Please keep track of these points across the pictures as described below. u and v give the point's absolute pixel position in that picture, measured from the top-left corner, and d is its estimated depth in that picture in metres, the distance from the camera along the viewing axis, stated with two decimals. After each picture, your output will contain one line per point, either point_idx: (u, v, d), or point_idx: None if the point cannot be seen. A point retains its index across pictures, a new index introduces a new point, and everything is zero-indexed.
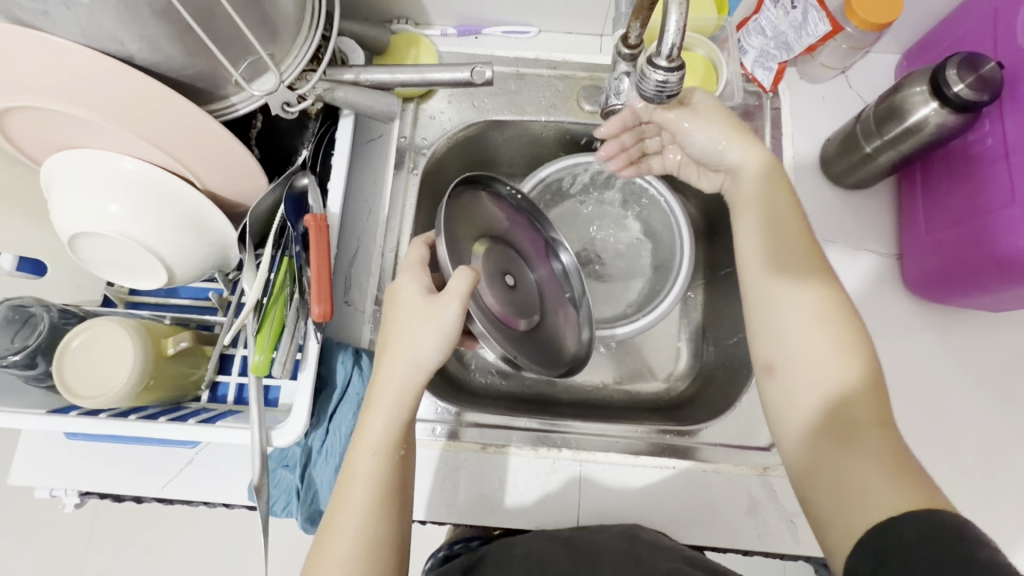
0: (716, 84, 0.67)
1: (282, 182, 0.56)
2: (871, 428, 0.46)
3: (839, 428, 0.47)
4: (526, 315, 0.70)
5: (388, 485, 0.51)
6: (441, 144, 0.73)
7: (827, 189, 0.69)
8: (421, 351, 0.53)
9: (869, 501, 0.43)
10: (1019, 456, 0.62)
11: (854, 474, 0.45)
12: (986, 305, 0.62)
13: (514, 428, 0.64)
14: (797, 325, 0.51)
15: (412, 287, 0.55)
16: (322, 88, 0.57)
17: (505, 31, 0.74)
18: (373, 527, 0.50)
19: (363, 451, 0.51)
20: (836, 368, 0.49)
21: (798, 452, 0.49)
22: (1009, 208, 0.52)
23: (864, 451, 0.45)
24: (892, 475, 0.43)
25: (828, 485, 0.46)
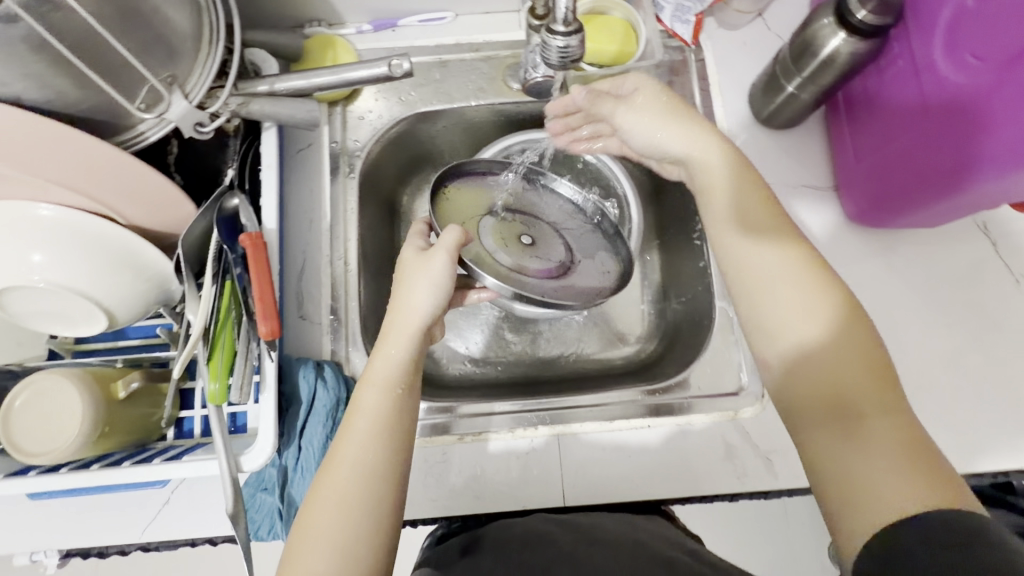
0: (636, 44, 0.67)
1: (210, 206, 0.55)
2: (879, 412, 0.43)
3: (838, 411, 0.44)
4: (558, 258, 0.72)
5: (390, 432, 0.51)
6: (374, 145, 0.72)
7: (760, 133, 0.70)
8: (416, 298, 0.57)
9: (874, 497, 0.40)
10: (969, 361, 0.65)
11: (861, 468, 0.42)
12: (924, 222, 0.64)
13: (495, 413, 0.64)
14: (785, 304, 0.48)
15: (409, 249, 0.61)
16: (236, 103, 0.55)
17: (421, 20, 0.73)
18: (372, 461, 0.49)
19: (370, 386, 0.53)
20: (834, 357, 0.46)
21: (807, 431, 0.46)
22: (924, 126, 0.54)
23: (876, 442, 0.42)
24: (913, 474, 0.40)
25: (841, 478, 0.42)
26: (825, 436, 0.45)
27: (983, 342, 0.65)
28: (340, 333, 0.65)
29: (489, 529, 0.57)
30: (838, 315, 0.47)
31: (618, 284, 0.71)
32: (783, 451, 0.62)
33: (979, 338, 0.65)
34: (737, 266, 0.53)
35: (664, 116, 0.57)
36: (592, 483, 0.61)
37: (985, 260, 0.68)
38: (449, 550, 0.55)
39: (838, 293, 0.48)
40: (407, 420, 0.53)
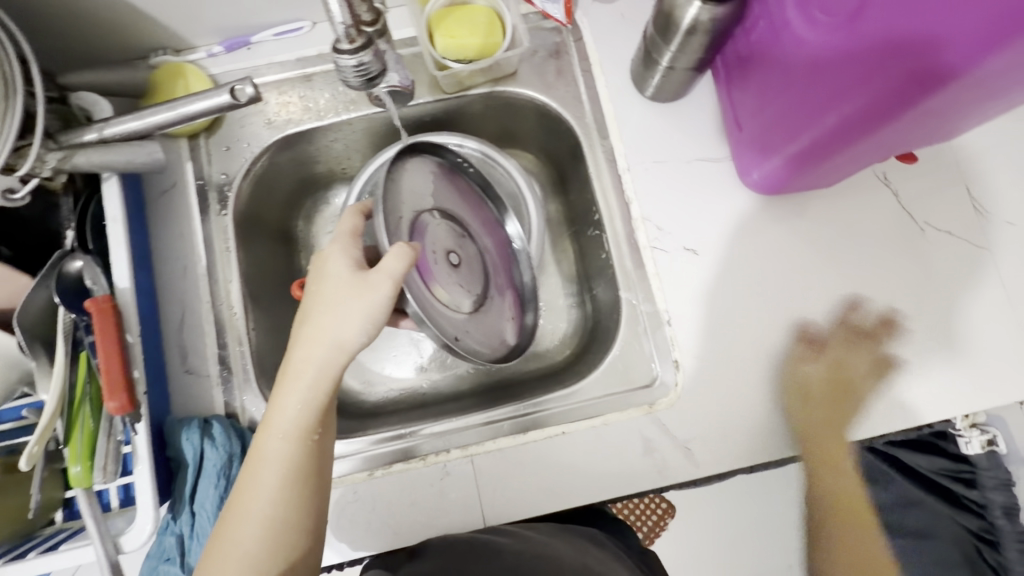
0: (502, 32, 0.63)
1: (46, 274, 0.50)
2: None
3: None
4: (473, 290, 0.66)
5: (301, 486, 0.50)
6: (246, 175, 0.67)
7: (649, 109, 0.67)
8: (344, 332, 0.52)
9: None
10: (881, 320, 0.63)
11: None
12: (820, 180, 0.62)
13: (475, 424, 0.64)
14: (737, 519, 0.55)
15: (340, 262, 0.55)
16: (56, 159, 0.50)
17: (276, 34, 0.68)
18: (275, 511, 0.49)
19: (275, 429, 0.51)
20: None
21: None
22: (794, 89, 0.51)
23: None
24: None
25: None
26: None
27: (894, 299, 0.64)
28: (232, 382, 0.62)
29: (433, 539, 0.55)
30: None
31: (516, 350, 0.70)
32: (701, 438, 0.60)
33: (890, 295, 0.64)
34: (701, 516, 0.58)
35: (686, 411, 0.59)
36: (514, 501, 0.59)
37: (889, 213, 0.66)
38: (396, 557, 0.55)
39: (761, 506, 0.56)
40: (314, 466, 0.51)
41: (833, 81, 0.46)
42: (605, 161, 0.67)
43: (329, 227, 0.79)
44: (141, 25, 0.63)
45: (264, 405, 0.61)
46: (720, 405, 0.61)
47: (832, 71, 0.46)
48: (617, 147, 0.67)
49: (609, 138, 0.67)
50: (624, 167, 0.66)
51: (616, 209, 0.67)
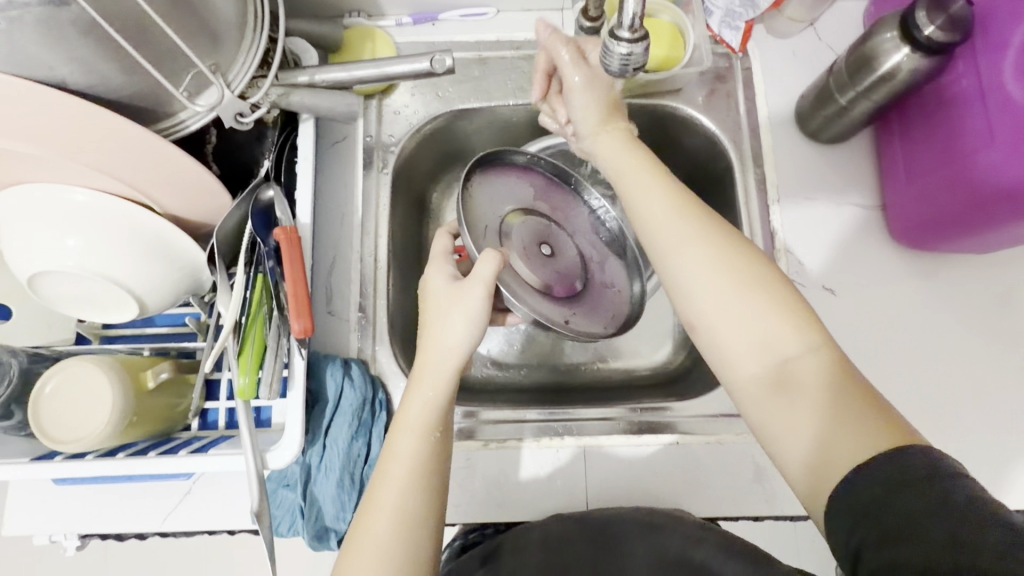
0: (684, 49, 0.65)
1: (247, 197, 0.54)
2: (811, 363, 0.40)
3: (776, 372, 0.41)
4: (575, 279, 0.66)
5: (431, 489, 0.45)
6: (409, 140, 0.71)
7: (806, 145, 0.68)
8: (453, 336, 0.49)
9: (834, 450, 0.37)
10: (1010, 398, 0.62)
11: (827, 431, 0.37)
12: (978, 247, 0.61)
13: (525, 421, 0.63)
14: (738, 323, 0.42)
15: (440, 277, 0.53)
16: (276, 94, 0.54)
17: (462, 15, 0.71)
18: (408, 516, 0.43)
19: (405, 426, 0.46)
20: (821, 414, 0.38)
21: (792, 450, 0.39)
22: (984, 150, 0.52)
23: (836, 416, 0.38)
24: (855, 410, 0.37)
25: (815, 458, 0.38)
26: (789, 415, 0.40)
27: None
28: (367, 331, 0.64)
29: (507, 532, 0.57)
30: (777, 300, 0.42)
31: (627, 323, 0.67)
32: None
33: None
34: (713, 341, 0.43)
35: (682, 225, 0.45)
36: (613, 495, 0.61)
37: None
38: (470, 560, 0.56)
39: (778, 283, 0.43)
40: (441, 467, 0.46)
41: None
42: (756, 187, 0.67)
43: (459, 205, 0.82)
44: None
45: (394, 359, 0.64)
46: None
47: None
48: (770, 176, 0.67)
49: (763, 166, 0.68)
50: (773, 199, 0.67)
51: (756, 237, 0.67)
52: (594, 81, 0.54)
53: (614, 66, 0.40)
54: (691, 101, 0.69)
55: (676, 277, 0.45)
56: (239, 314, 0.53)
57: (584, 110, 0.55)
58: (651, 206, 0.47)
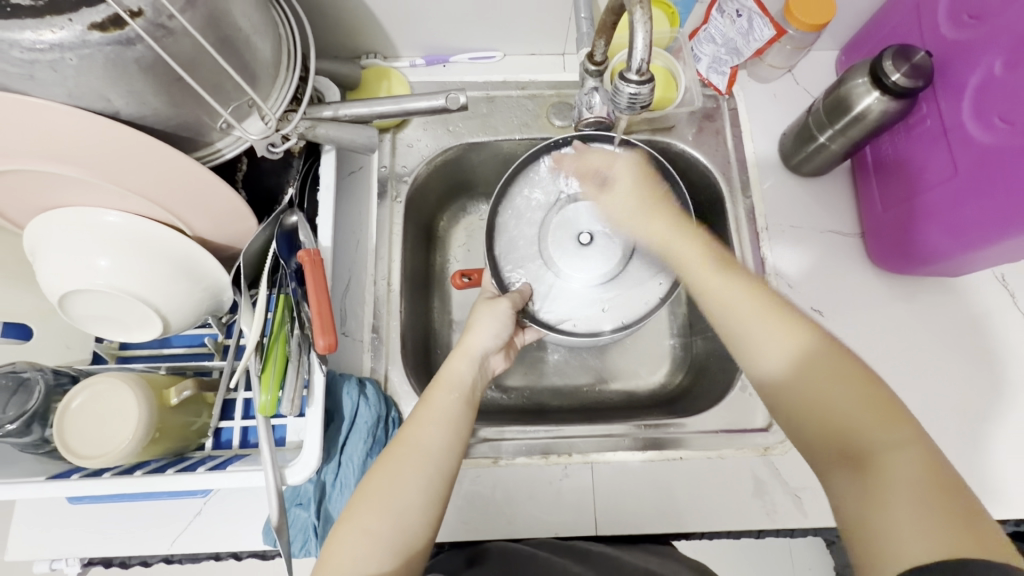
0: (676, 91, 0.72)
1: (272, 222, 0.57)
2: (892, 444, 0.41)
3: (846, 452, 0.42)
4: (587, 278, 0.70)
5: (445, 467, 0.51)
6: (421, 171, 0.75)
7: (789, 178, 0.74)
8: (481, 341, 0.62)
9: (902, 538, 0.36)
10: (990, 413, 0.66)
11: (892, 511, 0.38)
12: (948, 270, 0.66)
13: (503, 440, 0.65)
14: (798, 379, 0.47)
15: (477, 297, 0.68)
16: (304, 126, 0.58)
17: (471, 58, 0.77)
18: (430, 474, 0.50)
19: (443, 389, 0.56)
20: (894, 494, 0.38)
21: (852, 519, 0.40)
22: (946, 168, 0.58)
23: (898, 482, 0.39)
24: (940, 507, 0.37)
25: (872, 533, 0.38)
26: (855, 487, 0.40)
27: (1006, 395, 0.66)
28: (380, 350, 0.67)
29: (491, 545, 0.57)
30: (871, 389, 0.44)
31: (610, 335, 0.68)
32: (812, 489, 0.63)
33: (1001, 391, 0.66)
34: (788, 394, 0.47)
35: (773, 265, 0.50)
36: (624, 513, 0.62)
37: (1005, 311, 0.69)
38: (453, 560, 0.56)
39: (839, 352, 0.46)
40: (459, 447, 0.53)
41: (999, 159, 0.53)
42: (745, 217, 0.73)
43: (465, 232, 0.85)
44: (367, 31, 0.72)
45: (406, 379, 0.66)
46: None
47: (1002, 152, 0.52)
48: (758, 207, 0.73)
49: (751, 197, 0.73)
50: (762, 227, 0.72)
51: (749, 262, 0.71)
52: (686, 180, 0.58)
53: (625, 89, 0.44)
54: (682, 138, 0.76)
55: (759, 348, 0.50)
56: (262, 335, 0.55)
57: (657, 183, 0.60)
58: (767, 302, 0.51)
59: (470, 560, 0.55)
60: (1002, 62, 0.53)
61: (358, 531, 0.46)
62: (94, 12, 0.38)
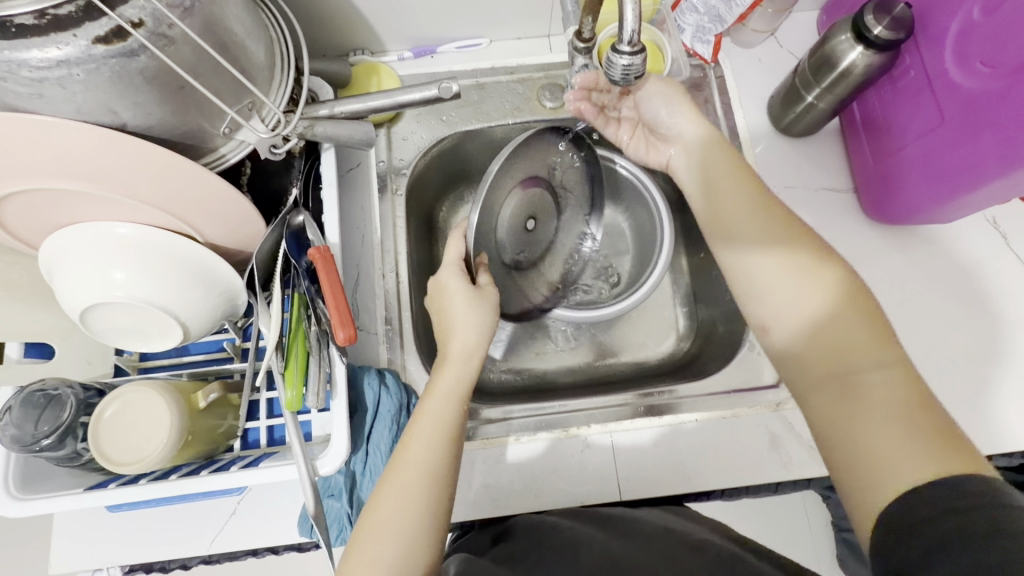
0: (664, 62, 0.73)
1: (280, 223, 0.58)
2: (879, 369, 0.45)
3: (832, 379, 0.47)
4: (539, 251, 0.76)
5: (440, 481, 0.51)
6: (418, 163, 0.76)
7: (779, 140, 0.75)
8: (464, 342, 0.59)
9: (891, 463, 0.41)
10: (991, 353, 0.68)
11: (879, 435, 0.42)
12: (938, 217, 0.68)
13: (512, 420, 0.67)
14: (789, 309, 0.51)
15: (456, 281, 0.61)
16: (303, 126, 0.59)
17: (459, 46, 0.78)
18: (427, 488, 0.50)
19: (436, 398, 0.55)
20: (886, 421, 0.42)
21: (838, 436, 0.45)
22: (930, 127, 0.60)
23: (883, 408, 0.43)
24: (918, 427, 0.41)
25: (859, 458, 0.43)
26: (847, 414, 0.45)
27: (1005, 331, 0.68)
28: (394, 341, 0.68)
29: (516, 519, 0.59)
30: (858, 318, 0.48)
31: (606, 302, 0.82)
32: None
33: (1000, 329, 0.68)
34: (778, 320, 0.51)
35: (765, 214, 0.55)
36: (645, 477, 0.64)
37: (999, 253, 0.71)
38: (480, 539, 0.58)
39: (827, 278, 0.50)
40: (454, 455, 0.53)
41: (981, 114, 0.54)
42: None
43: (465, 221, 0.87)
44: (355, 27, 0.73)
45: (423, 366, 0.67)
46: None
47: (985, 105, 0.54)
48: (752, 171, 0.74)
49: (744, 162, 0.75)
50: None
51: None
52: (687, 128, 0.61)
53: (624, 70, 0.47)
54: None
55: (756, 281, 0.53)
56: (281, 333, 0.56)
57: (675, 119, 0.62)
58: (765, 234, 0.54)
59: (496, 539, 0.57)
60: (980, 8, 0.55)
61: (367, 560, 0.47)
62: (96, 26, 0.39)
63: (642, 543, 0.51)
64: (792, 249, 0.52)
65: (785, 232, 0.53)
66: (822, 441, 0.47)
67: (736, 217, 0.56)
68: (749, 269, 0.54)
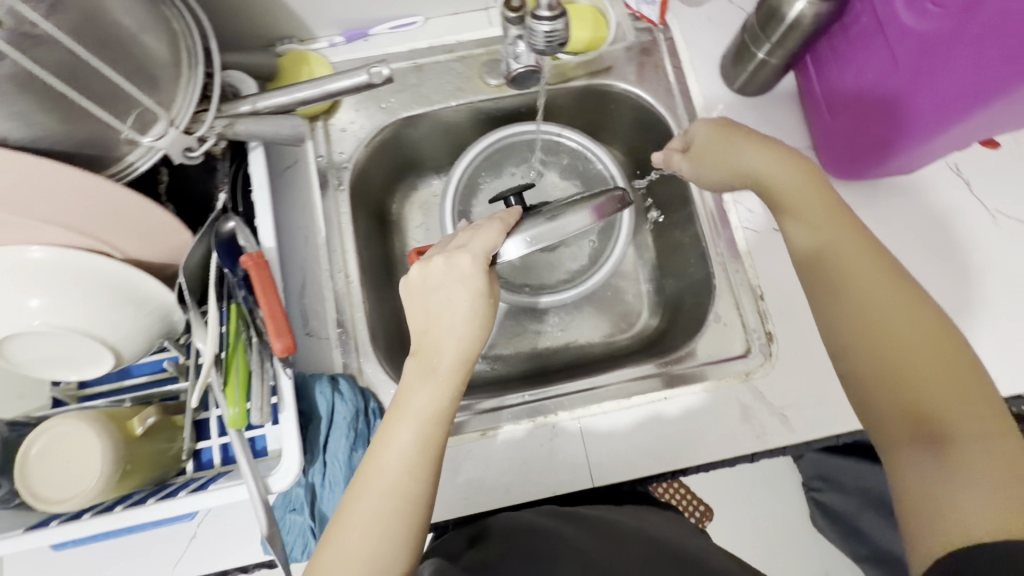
0: (607, 29, 0.69)
1: (208, 231, 0.54)
2: (975, 432, 0.41)
3: (913, 420, 0.43)
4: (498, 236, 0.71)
5: (419, 483, 0.50)
6: (359, 155, 0.72)
7: (733, 100, 0.72)
8: (462, 340, 0.54)
9: (961, 516, 0.38)
10: (959, 303, 0.66)
11: (959, 490, 0.39)
12: (908, 164, 0.65)
13: (503, 409, 0.65)
14: (890, 346, 0.46)
15: (470, 268, 0.54)
16: (221, 125, 0.55)
17: (392, 27, 0.73)
18: (393, 502, 0.48)
19: (422, 397, 0.52)
20: (967, 480, 0.39)
21: (913, 484, 0.41)
22: (884, 81, 0.58)
23: (971, 467, 0.40)
24: (1008, 494, 0.38)
25: (929, 506, 0.40)
26: (920, 457, 0.42)
27: (972, 280, 0.67)
28: (349, 344, 0.65)
29: (496, 517, 0.57)
30: (956, 369, 0.44)
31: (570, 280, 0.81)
32: (797, 406, 0.63)
33: (967, 278, 0.67)
34: (869, 358, 0.47)
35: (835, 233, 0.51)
36: (617, 461, 0.62)
37: (963, 200, 0.70)
38: (456, 541, 0.56)
39: (920, 319, 0.46)
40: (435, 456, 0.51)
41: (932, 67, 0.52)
42: None
43: (420, 211, 0.83)
44: (277, 14, 0.68)
45: (380, 367, 0.65)
46: (814, 375, 0.64)
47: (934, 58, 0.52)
48: None
49: None
50: None
51: (706, 194, 0.71)
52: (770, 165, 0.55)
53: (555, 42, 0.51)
54: (622, 78, 0.74)
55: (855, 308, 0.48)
56: (219, 348, 0.53)
57: (743, 157, 0.57)
58: (869, 272, 0.49)
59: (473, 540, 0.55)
60: None
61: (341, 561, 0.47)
62: None
63: (621, 554, 0.50)
64: (890, 290, 0.48)
65: (875, 265, 0.49)
66: (888, 470, 0.44)
67: (823, 242, 0.51)
68: (834, 290, 0.50)
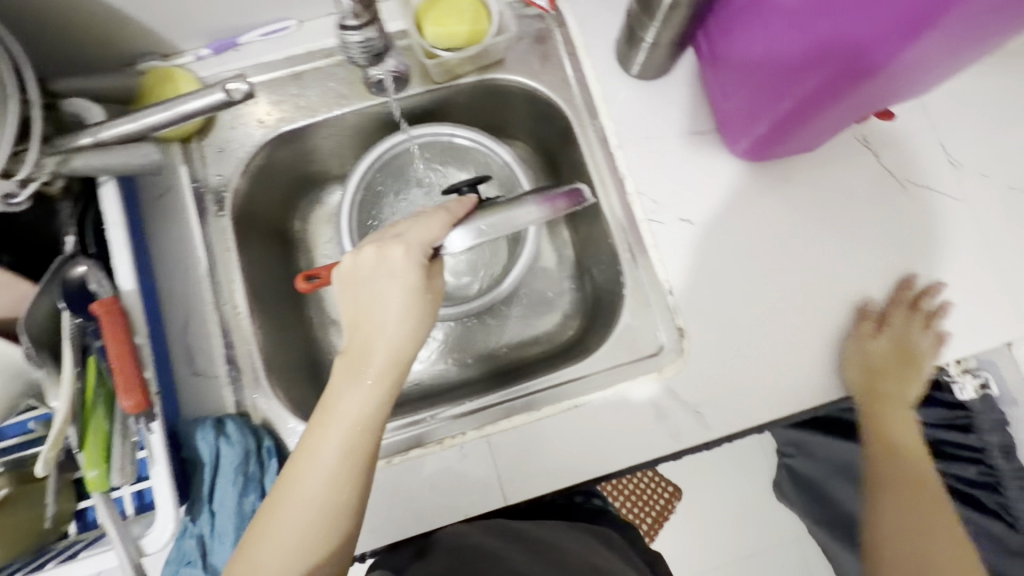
0: (488, 21, 0.64)
1: (50, 281, 0.49)
2: (937, 512, 0.64)
3: (914, 492, 0.64)
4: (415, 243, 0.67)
5: (346, 481, 0.48)
6: (241, 174, 0.67)
7: (630, 85, 0.69)
8: (396, 335, 0.51)
9: (928, 559, 0.61)
10: (874, 279, 0.64)
11: (921, 550, 0.62)
12: (816, 138, 0.62)
13: (475, 410, 0.63)
14: (902, 422, 0.65)
15: (404, 259, 0.51)
16: (51, 163, 0.50)
17: (263, 34, 0.68)
18: (316, 511, 0.47)
19: (356, 393, 0.50)
20: (932, 558, 0.61)
21: (888, 537, 0.63)
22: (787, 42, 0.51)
23: (943, 547, 0.62)
24: (959, 561, 0.61)
25: (906, 557, 0.62)
26: (891, 521, 0.63)
27: (887, 257, 0.65)
28: (241, 381, 0.62)
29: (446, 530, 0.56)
30: (918, 476, 0.65)
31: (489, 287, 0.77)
32: (712, 402, 0.61)
33: (882, 253, 0.65)
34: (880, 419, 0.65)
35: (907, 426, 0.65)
36: (530, 476, 0.60)
37: (874, 172, 0.67)
38: (401, 554, 0.54)
39: (912, 393, 0.65)
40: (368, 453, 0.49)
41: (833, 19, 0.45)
42: (597, 140, 0.69)
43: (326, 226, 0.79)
44: (129, 30, 0.63)
45: (275, 401, 0.61)
46: (727, 368, 0.62)
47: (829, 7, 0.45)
48: (607, 126, 0.68)
49: (598, 117, 0.69)
50: (615, 145, 0.68)
51: (609, 190, 0.68)
52: None
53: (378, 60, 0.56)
54: (515, 71, 0.70)
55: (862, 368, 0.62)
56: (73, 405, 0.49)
57: None
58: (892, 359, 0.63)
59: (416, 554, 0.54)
60: None
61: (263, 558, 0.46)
62: None
63: None
64: (904, 374, 0.65)
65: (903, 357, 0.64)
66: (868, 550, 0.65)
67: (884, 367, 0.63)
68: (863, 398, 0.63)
